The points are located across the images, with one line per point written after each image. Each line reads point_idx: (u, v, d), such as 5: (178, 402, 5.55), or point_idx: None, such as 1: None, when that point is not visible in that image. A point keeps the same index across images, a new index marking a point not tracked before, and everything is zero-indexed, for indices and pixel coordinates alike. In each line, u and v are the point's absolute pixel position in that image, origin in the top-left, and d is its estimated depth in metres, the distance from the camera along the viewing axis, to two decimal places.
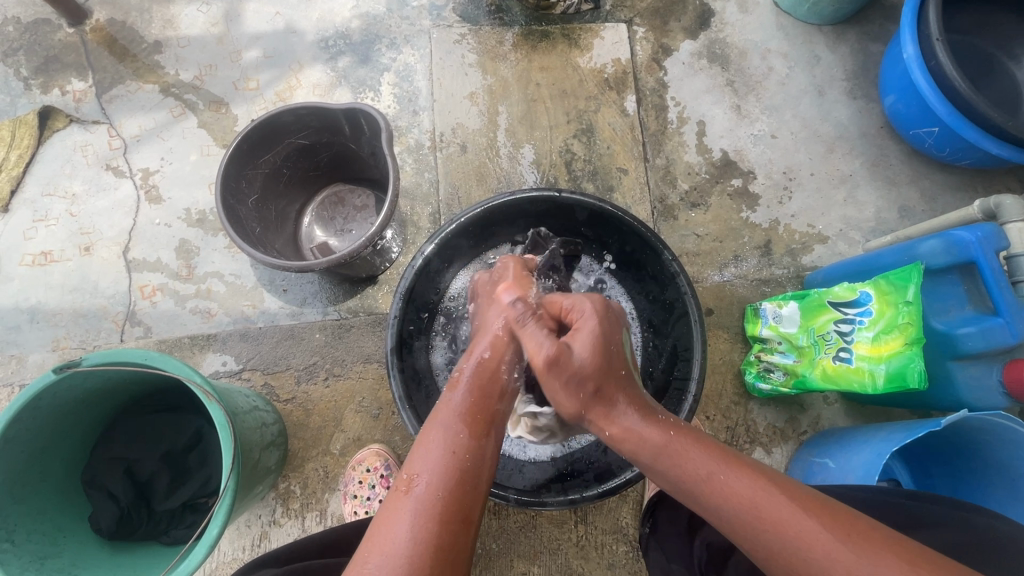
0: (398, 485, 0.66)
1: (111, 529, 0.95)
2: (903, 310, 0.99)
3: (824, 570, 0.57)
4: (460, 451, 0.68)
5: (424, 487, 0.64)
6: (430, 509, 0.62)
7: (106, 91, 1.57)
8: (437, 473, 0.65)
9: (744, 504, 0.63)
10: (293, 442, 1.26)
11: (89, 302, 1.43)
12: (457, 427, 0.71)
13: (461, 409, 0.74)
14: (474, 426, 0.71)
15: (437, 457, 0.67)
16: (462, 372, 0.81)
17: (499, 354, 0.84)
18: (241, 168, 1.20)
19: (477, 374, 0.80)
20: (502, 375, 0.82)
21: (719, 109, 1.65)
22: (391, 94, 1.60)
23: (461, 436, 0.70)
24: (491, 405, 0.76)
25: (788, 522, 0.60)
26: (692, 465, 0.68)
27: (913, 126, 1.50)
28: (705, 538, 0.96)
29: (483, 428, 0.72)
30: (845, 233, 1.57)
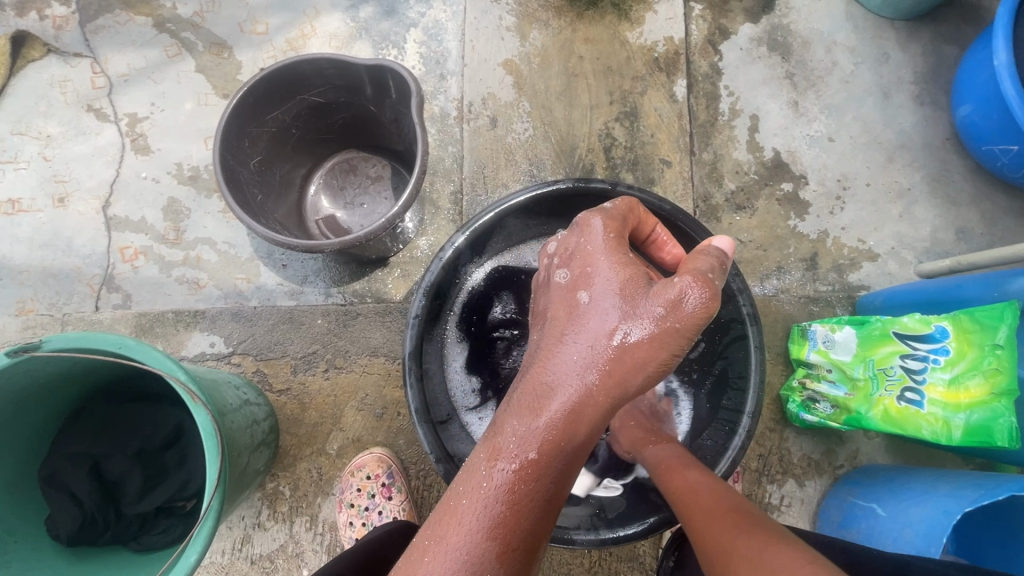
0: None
1: (70, 536, 0.81)
2: (991, 355, 0.89)
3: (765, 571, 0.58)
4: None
5: None
6: None
7: (91, 20, 1.37)
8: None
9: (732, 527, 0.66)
10: (285, 438, 1.13)
11: (62, 261, 1.27)
12: (473, 565, 0.55)
13: (488, 528, 0.57)
14: (511, 564, 0.56)
15: None
16: (499, 464, 0.60)
17: (570, 439, 0.62)
18: (245, 125, 1.03)
19: (527, 472, 0.60)
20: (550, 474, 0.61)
21: (775, 104, 1.50)
22: (416, 53, 1.43)
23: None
24: (528, 521, 0.59)
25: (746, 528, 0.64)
26: (696, 508, 0.72)
27: (987, 141, 1.37)
28: None
29: (522, 561, 0.57)
30: (897, 252, 1.45)
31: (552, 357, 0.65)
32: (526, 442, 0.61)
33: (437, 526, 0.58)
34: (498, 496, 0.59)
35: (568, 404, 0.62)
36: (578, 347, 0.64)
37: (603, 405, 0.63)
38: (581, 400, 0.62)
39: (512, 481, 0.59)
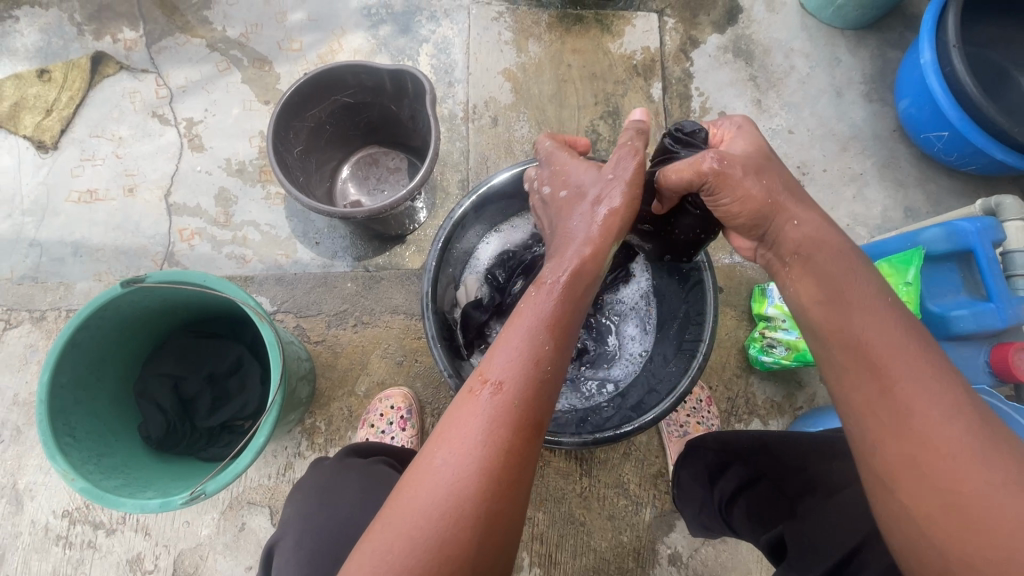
0: (472, 382, 0.65)
1: (157, 438, 1.03)
2: (904, 290, 1.08)
3: (940, 448, 0.57)
4: (542, 361, 0.65)
5: (497, 392, 0.63)
6: (501, 416, 0.61)
7: (156, 42, 1.64)
8: (514, 380, 0.63)
9: (915, 383, 0.60)
10: (321, 382, 1.33)
11: (131, 241, 1.50)
12: (539, 337, 0.66)
13: (544, 316, 0.68)
14: (561, 339, 0.67)
15: (511, 364, 0.64)
16: (546, 274, 0.72)
17: (600, 253, 0.74)
18: (291, 119, 1.27)
19: (570, 277, 0.71)
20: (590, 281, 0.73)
21: (740, 102, 1.72)
22: (428, 64, 1.67)
23: (544, 347, 0.66)
24: (577, 313, 0.70)
25: (929, 391, 0.59)
26: (888, 347, 0.63)
27: (924, 130, 1.57)
28: (715, 490, 1.05)
29: (568, 339, 0.68)
30: (852, 228, 1.65)
31: (571, 218, 0.79)
32: (567, 261, 0.72)
33: (506, 318, 0.69)
34: (551, 291, 0.70)
35: (590, 233, 0.75)
36: (596, 199, 0.78)
37: (609, 238, 0.75)
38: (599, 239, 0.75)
39: (558, 287, 0.70)
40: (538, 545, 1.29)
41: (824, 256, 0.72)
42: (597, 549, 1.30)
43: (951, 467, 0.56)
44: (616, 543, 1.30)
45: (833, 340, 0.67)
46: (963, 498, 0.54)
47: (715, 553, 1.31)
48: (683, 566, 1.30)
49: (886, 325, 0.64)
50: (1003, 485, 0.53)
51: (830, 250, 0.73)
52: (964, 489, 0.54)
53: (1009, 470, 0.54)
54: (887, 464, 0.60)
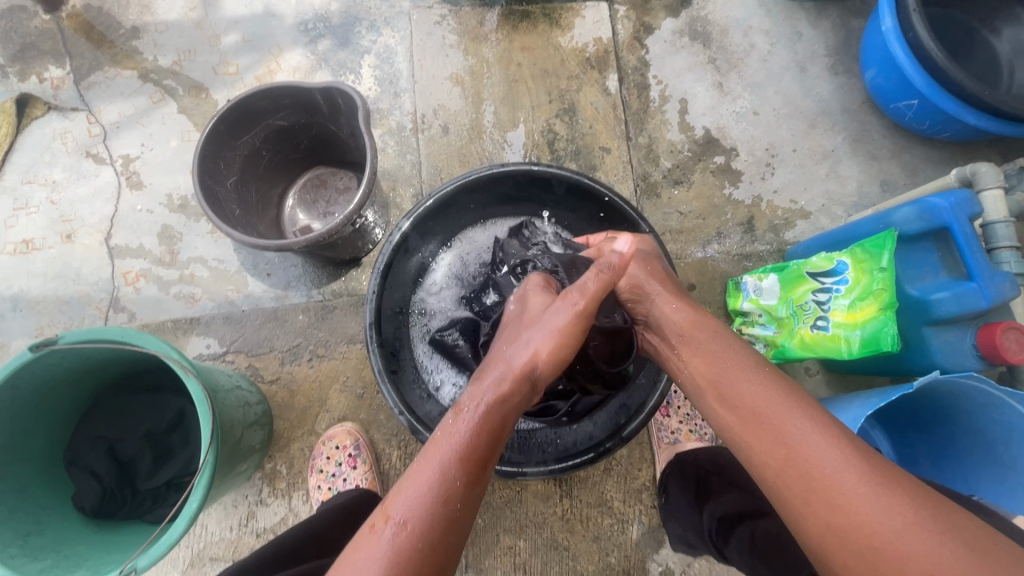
0: (377, 519, 0.65)
1: (94, 507, 0.96)
2: (878, 277, 1.00)
3: (843, 506, 0.61)
4: (451, 498, 0.65)
5: (400, 531, 0.62)
6: (404, 557, 0.61)
7: (84, 78, 1.56)
8: (418, 518, 0.63)
9: (805, 443, 0.66)
10: (278, 423, 1.27)
11: (72, 290, 1.43)
12: (450, 470, 0.67)
13: (457, 452, 0.69)
14: (473, 473, 0.67)
15: (418, 501, 0.64)
16: (465, 405, 0.75)
17: (513, 393, 0.77)
18: (220, 150, 1.19)
19: (489, 413, 0.74)
20: (507, 413, 0.76)
21: (701, 87, 1.65)
22: (371, 76, 1.60)
23: (453, 482, 0.66)
24: (489, 448, 0.72)
25: (824, 450, 0.65)
26: (769, 420, 0.70)
27: (893, 99, 1.49)
28: (711, 511, 0.99)
29: (480, 475, 0.69)
30: (827, 209, 1.57)
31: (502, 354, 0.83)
32: (482, 396, 0.76)
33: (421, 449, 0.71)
34: (468, 424, 0.72)
35: (511, 371, 0.79)
36: (518, 344, 0.83)
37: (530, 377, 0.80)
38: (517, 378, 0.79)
39: (470, 417, 0.73)
40: (522, 574, 1.23)
41: (709, 352, 0.79)
42: (584, 574, 1.23)
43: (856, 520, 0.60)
44: (604, 566, 1.24)
45: (725, 409, 0.75)
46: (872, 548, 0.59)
47: (709, 567, 1.24)
48: None
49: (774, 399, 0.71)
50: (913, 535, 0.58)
51: (708, 331, 0.84)
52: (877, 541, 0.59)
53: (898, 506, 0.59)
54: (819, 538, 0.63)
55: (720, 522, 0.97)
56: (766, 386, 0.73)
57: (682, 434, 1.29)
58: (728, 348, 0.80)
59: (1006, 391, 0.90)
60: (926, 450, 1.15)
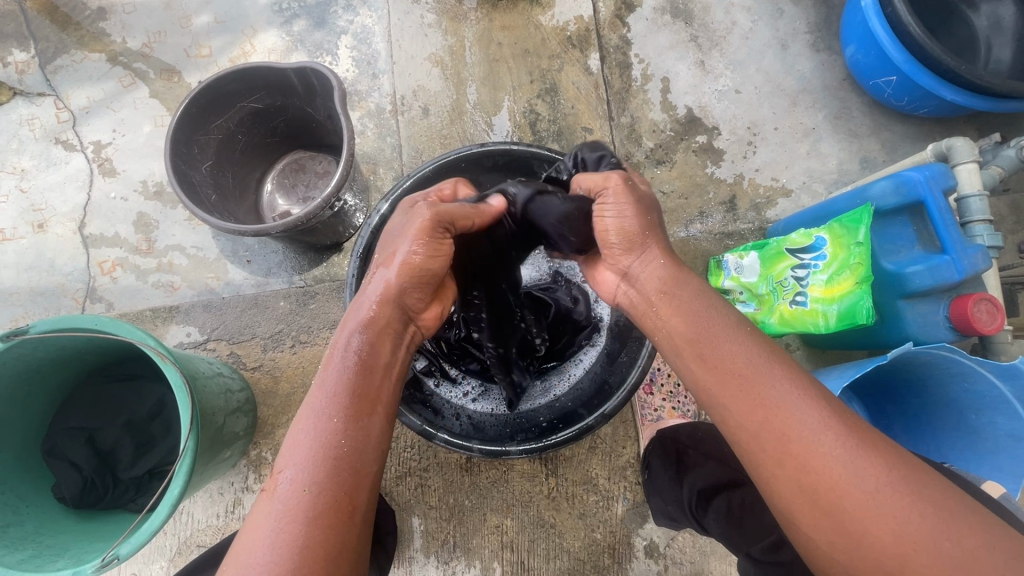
0: (268, 483, 0.61)
1: (74, 498, 0.95)
2: (855, 251, 1.01)
3: (816, 468, 0.60)
4: (331, 437, 0.63)
5: (290, 486, 0.60)
6: (296, 509, 0.58)
7: (50, 61, 1.51)
8: (305, 468, 0.60)
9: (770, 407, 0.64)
10: (263, 410, 1.26)
11: (47, 281, 1.40)
12: (328, 411, 0.64)
13: (333, 392, 0.66)
14: (355, 409, 0.65)
15: (302, 450, 0.62)
16: (336, 345, 0.71)
17: (383, 319, 0.75)
18: (192, 133, 1.17)
19: (357, 344, 0.71)
20: (384, 342, 0.73)
21: (683, 65, 1.63)
22: (349, 57, 1.56)
23: (334, 423, 0.63)
24: (373, 381, 0.69)
25: (792, 405, 0.63)
26: (758, 384, 0.65)
27: (872, 76, 1.50)
28: (692, 483, 1.01)
29: (365, 406, 0.66)
30: (808, 186, 1.58)
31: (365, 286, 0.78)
32: (349, 337, 0.72)
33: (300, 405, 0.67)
34: (341, 363, 0.69)
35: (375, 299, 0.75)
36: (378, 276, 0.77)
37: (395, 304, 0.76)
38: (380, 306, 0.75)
39: (346, 349, 0.70)
40: (509, 552, 1.25)
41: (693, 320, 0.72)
42: (570, 550, 1.25)
43: (828, 481, 0.59)
44: (589, 542, 1.26)
45: (701, 369, 0.68)
46: (838, 504, 0.59)
47: (692, 540, 1.27)
48: (660, 556, 1.26)
49: (754, 352, 0.67)
50: (874, 485, 0.58)
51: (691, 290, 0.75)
52: (841, 496, 0.59)
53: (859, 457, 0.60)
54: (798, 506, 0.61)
55: (700, 494, 0.99)
56: (749, 355, 0.67)
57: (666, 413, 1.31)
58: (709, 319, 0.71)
59: (977, 360, 0.92)
60: (901, 420, 1.18)
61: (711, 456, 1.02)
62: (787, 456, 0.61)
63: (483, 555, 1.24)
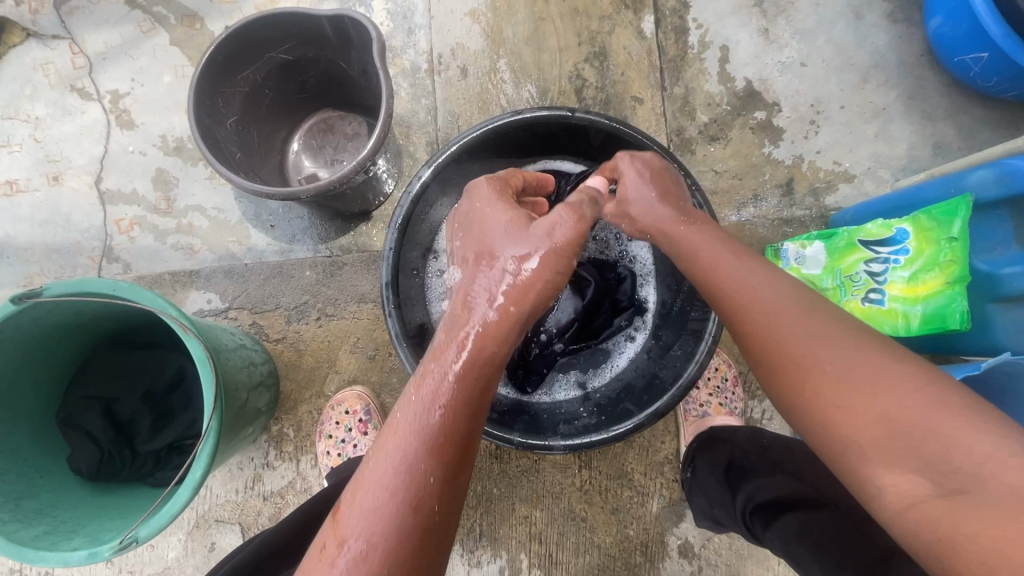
0: (331, 546, 0.56)
1: (91, 471, 0.90)
2: (946, 247, 0.91)
3: (824, 399, 0.60)
4: (422, 493, 0.57)
5: (359, 555, 0.54)
6: None
7: (65, 1, 1.40)
8: (379, 534, 0.55)
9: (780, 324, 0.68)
10: (286, 384, 1.21)
11: (62, 237, 1.34)
12: (414, 465, 0.58)
13: (424, 440, 0.60)
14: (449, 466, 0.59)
15: (374, 513, 0.56)
16: (421, 381, 0.64)
17: (479, 358, 0.65)
18: (218, 85, 1.07)
19: (450, 387, 0.63)
20: (476, 378, 0.64)
21: (745, 33, 1.49)
22: (383, 9, 1.44)
23: (423, 480, 0.57)
24: (464, 429, 0.62)
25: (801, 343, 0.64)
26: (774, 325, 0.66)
27: (958, 52, 1.35)
28: (748, 494, 0.93)
29: (455, 461, 0.60)
30: (873, 172, 1.46)
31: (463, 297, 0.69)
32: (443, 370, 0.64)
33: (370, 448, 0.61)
34: (429, 402, 0.62)
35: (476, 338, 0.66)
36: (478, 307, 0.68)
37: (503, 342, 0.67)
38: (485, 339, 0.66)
39: (446, 385, 0.63)
40: (537, 544, 1.19)
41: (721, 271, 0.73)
42: (601, 545, 1.20)
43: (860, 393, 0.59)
44: (621, 538, 1.20)
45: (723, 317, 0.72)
46: (848, 432, 0.58)
47: (729, 542, 1.21)
48: (694, 557, 1.20)
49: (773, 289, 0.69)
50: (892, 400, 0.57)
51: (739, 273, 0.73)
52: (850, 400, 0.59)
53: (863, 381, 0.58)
54: (807, 427, 0.62)
55: (758, 506, 0.91)
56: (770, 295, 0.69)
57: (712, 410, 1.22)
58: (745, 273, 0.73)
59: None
60: None
61: (778, 466, 0.93)
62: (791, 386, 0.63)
63: (510, 546, 1.19)
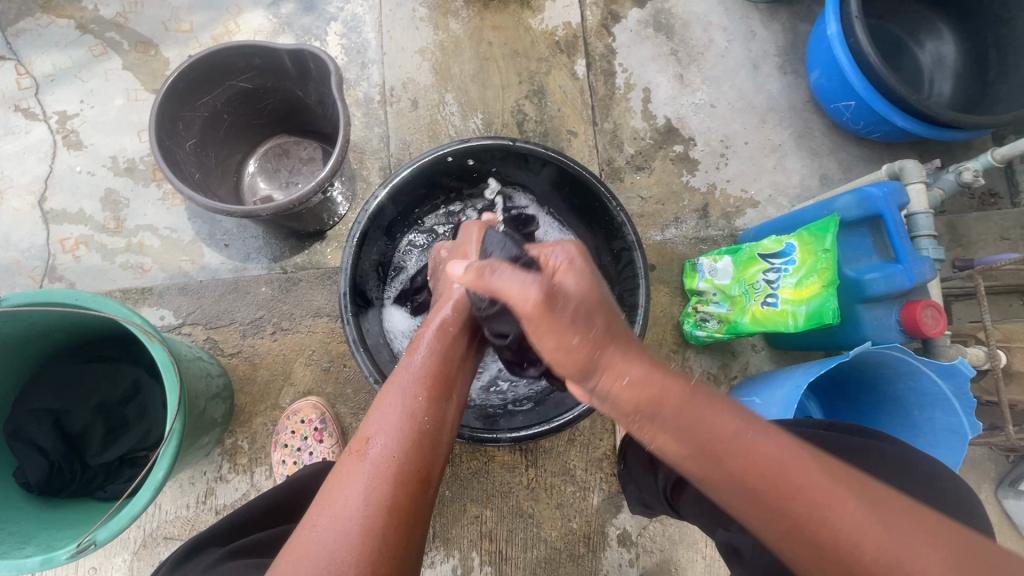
0: (354, 446, 0.66)
1: (40, 483, 0.90)
2: (823, 257, 1.10)
3: (815, 517, 0.54)
4: (416, 413, 0.68)
5: (380, 447, 0.64)
6: (382, 471, 0.62)
7: (12, 24, 1.41)
8: (392, 435, 0.65)
9: (725, 439, 0.58)
10: (240, 398, 1.24)
11: (0, 257, 1.32)
12: (414, 389, 0.70)
13: (418, 371, 0.72)
14: (436, 392, 0.71)
15: (389, 417, 0.67)
16: (422, 333, 0.80)
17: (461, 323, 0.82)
18: (178, 110, 1.13)
19: (439, 338, 0.78)
20: (457, 324, 0.82)
21: (663, 78, 1.71)
22: (338, 44, 1.55)
23: (422, 399, 0.69)
24: (448, 367, 0.76)
25: (792, 468, 0.56)
26: (736, 453, 0.57)
27: (833, 100, 1.62)
28: (668, 470, 1.05)
29: (444, 391, 0.73)
30: (774, 199, 1.69)
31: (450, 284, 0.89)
32: (437, 321, 0.82)
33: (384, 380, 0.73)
34: (424, 349, 0.76)
35: (461, 302, 0.84)
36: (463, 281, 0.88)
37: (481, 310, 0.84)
38: (463, 307, 0.84)
39: (427, 343, 0.78)
40: (488, 542, 1.27)
41: (671, 410, 0.59)
42: (547, 539, 1.29)
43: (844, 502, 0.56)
44: (566, 531, 1.29)
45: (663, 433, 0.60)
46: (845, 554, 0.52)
47: (662, 529, 1.33)
48: (632, 544, 1.31)
49: (726, 413, 0.59)
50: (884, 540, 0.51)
51: (596, 291, 0.69)
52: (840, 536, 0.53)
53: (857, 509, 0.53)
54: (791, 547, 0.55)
55: (676, 481, 1.03)
56: (727, 416, 0.59)
57: None
58: (700, 404, 0.59)
59: (924, 361, 1.02)
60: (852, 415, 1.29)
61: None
62: (780, 508, 0.55)
63: (462, 545, 1.26)
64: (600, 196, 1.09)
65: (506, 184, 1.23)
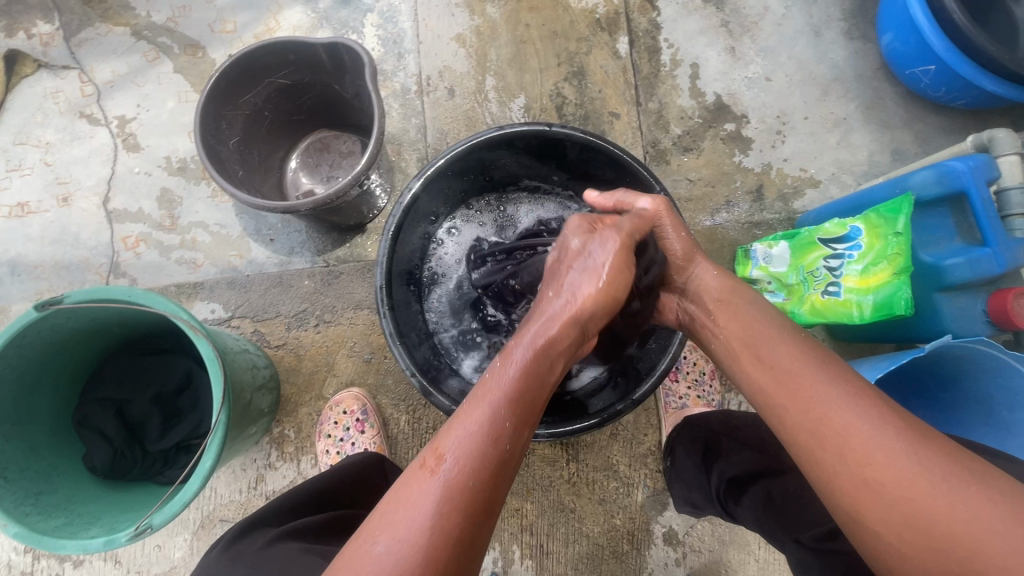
0: (427, 458, 0.61)
1: (105, 467, 0.96)
2: (893, 241, 0.99)
3: (881, 478, 0.58)
4: (500, 441, 0.61)
5: (450, 472, 0.59)
6: (451, 501, 0.58)
7: (75, 34, 1.49)
8: (469, 461, 0.60)
9: (810, 409, 0.63)
10: (286, 388, 1.27)
11: (71, 255, 1.41)
12: (499, 414, 0.62)
13: (507, 394, 0.63)
14: (521, 420, 0.62)
15: (468, 443, 0.60)
16: (518, 339, 0.67)
17: (569, 339, 0.67)
18: (221, 108, 1.16)
19: (538, 355, 0.65)
20: (563, 350, 0.67)
21: (713, 52, 1.60)
22: (375, 36, 1.54)
23: (506, 427, 0.62)
24: (539, 391, 0.66)
25: (880, 439, 0.59)
26: (823, 411, 0.62)
27: (909, 65, 1.46)
28: (721, 471, 1.00)
29: (529, 421, 0.64)
30: (838, 177, 1.55)
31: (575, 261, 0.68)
32: (532, 336, 0.66)
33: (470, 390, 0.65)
34: (520, 364, 0.64)
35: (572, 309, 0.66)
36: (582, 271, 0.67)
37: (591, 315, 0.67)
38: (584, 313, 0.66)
39: (526, 359, 0.64)
40: (529, 536, 1.25)
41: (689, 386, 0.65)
42: (589, 535, 1.26)
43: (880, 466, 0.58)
44: (609, 527, 1.26)
45: (761, 371, 0.68)
46: (911, 510, 0.56)
47: (711, 529, 1.26)
48: (679, 544, 1.26)
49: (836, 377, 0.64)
50: (984, 520, 0.54)
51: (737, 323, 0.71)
52: (946, 528, 0.54)
53: (933, 470, 0.57)
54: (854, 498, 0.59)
55: (730, 482, 0.98)
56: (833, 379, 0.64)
57: (691, 401, 1.29)
58: (791, 345, 0.68)
59: (1014, 356, 0.91)
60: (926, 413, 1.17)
61: (747, 444, 1.00)
62: (856, 464, 0.59)
63: (503, 538, 1.25)
64: (642, 180, 1.03)
65: (539, 171, 1.18)
